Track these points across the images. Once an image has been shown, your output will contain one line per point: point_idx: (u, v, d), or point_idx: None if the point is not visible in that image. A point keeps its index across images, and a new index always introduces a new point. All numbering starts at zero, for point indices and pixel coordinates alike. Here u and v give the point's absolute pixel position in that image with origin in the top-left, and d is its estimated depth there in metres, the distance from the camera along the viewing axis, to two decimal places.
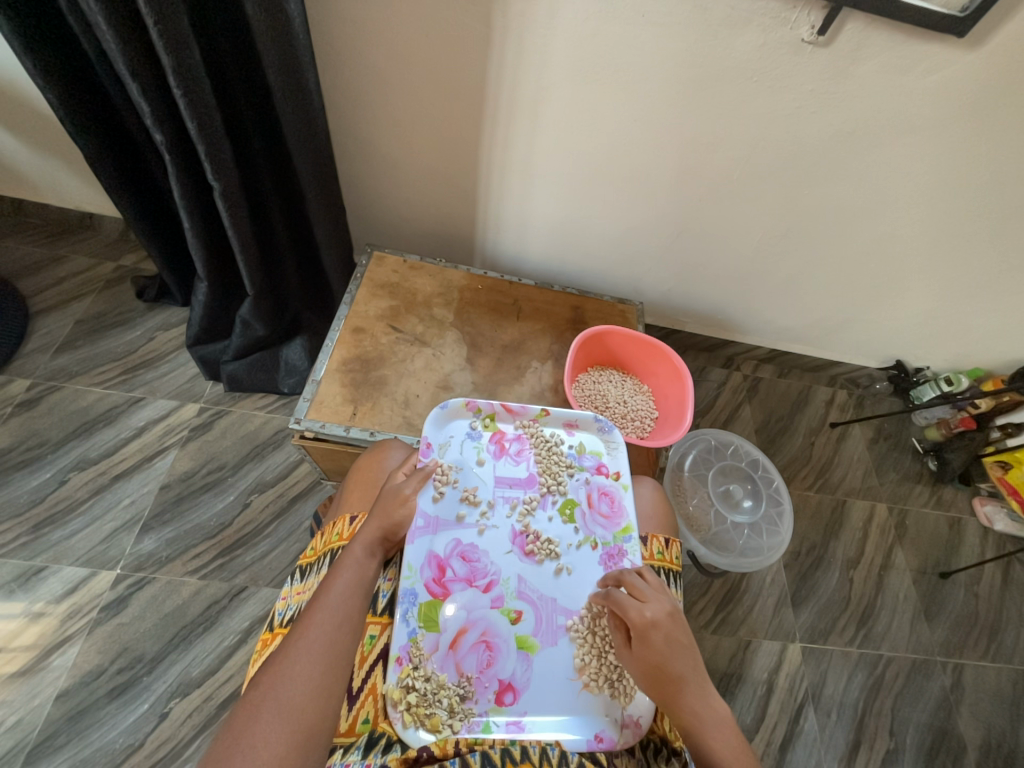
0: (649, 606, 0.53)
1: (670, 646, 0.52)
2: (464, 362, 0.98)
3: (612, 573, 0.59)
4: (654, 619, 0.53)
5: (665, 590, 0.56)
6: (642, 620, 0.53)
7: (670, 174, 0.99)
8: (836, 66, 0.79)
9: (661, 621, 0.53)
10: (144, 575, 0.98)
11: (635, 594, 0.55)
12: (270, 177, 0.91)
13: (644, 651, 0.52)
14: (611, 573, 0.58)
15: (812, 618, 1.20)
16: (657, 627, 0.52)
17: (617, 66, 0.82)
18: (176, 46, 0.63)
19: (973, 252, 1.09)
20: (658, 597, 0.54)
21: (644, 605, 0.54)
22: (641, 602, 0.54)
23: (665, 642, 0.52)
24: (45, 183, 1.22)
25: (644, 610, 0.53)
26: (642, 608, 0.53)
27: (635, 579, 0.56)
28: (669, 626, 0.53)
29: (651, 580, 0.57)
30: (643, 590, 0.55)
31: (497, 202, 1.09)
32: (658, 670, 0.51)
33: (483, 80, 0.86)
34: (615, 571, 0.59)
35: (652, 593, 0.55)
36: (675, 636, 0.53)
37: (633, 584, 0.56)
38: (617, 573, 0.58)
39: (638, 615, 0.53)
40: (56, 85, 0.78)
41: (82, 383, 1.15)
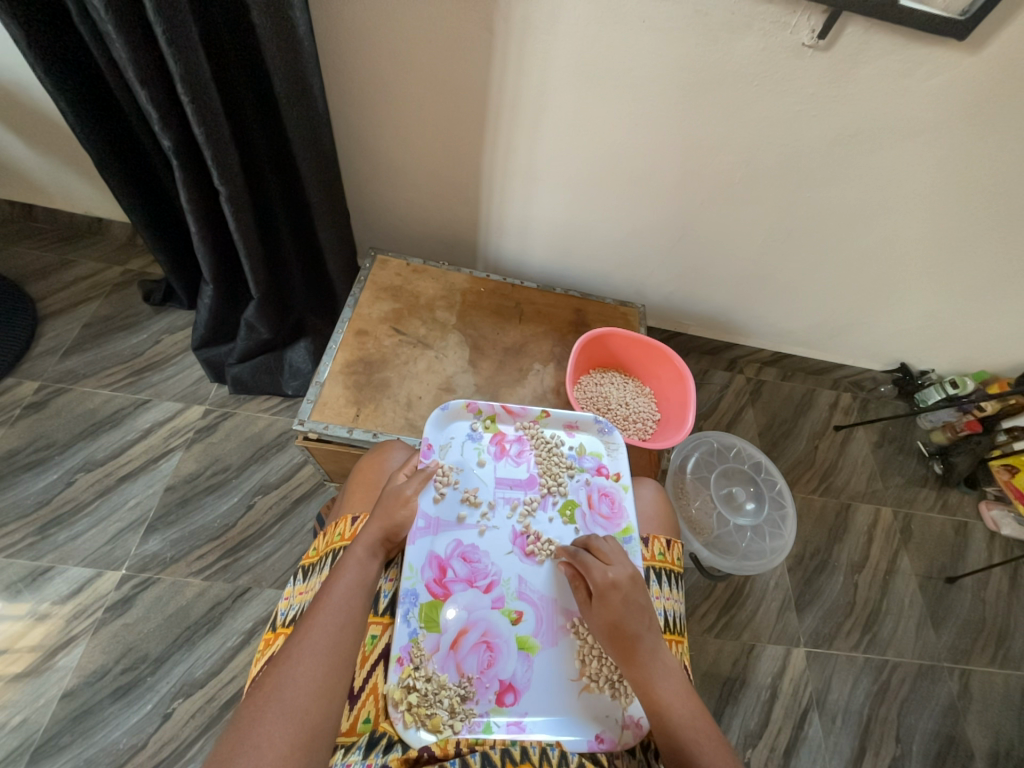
0: (611, 568, 0.55)
1: (628, 606, 0.53)
2: (466, 365, 0.98)
3: (582, 538, 0.61)
4: (615, 580, 0.54)
5: (630, 558, 0.57)
6: (603, 580, 0.54)
7: (671, 177, 1.00)
8: (836, 70, 0.79)
9: (621, 582, 0.54)
10: (148, 575, 0.99)
11: (600, 558, 0.57)
12: (275, 181, 0.92)
13: (603, 609, 0.53)
14: (582, 537, 0.61)
15: (817, 623, 1.19)
16: (618, 587, 0.53)
17: (618, 70, 0.83)
18: (184, 54, 0.64)
19: (977, 254, 1.08)
20: (622, 561, 0.56)
21: (607, 567, 0.55)
22: (605, 564, 0.56)
23: (624, 602, 0.53)
24: (55, 189, 1.24)
25: (606, 571, 0.54)
26: (605, 569, 0.55)
27: (602, 544, 0.58)
28: (629, 588, 0.54)
29: (616, 547, 0.58)
30: (608, 554, 0.57)
31: (499, 206, 1.10)
32: (615, 627, 0.52)
33: (486, 84, 0.86)
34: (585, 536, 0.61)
35: (616, 557, 0.56)
36: (635, 598, 0.53)
37: (600, 549, 0.58)
38: (586, 539, 0.60)
39: (600, 575, 0.54)
40: (67, 94, 0.79)
41: (89, 385, 1.16)
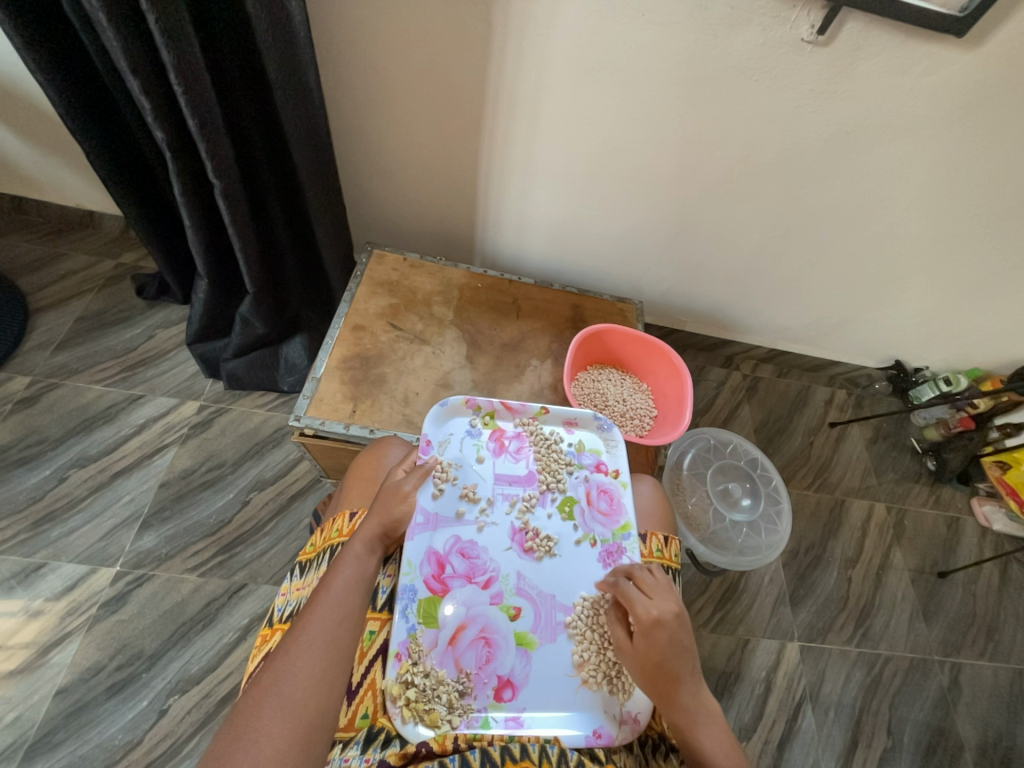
0: (655, 604, 0.54)
1: (671, 645, 0.52)
2: (463, 360, 0.98)
3: (624, 567, 0.59)
4: (660, 618, 0.53)
5: (674, 591, 0.56)
6: (648, 617, 0.53)
7: (670, 174, 1.00)
8: (834, 67, 0.79)
9: (666, 621, 0.53)
10: (143, 572, 0.98)
11: (643, 590, 0.56)
12: (271, 175, 0.91)
13: (645, 647, 0.52)
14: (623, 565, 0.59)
15: (811, 617, 1.20)
16: (662, 626, 0.53)
17: (617, 65, 0.82)
18: (176, 43, 0.63)
19: (972, 252, 1.09)
20: (667, 596, 0.55)
21: (651, 603, 0.54)
22: (648, 599, 0.55)
23: (668, 641, 0.52)
24: (46, 181, 1.22)
25: (650, 608, 0.53)
26: (648, 605, 0.54)
27: (646, 576, 0.56)
28: (674, 626, 0.53)
29: (661, 578, 0.57)
30: (652, 587, 0.56)
31: (497, 202, 1.09)
32: (658, 667, 0.52)
33: (483, 79, 0.86)
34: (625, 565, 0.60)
35: (661, 591, 0.55)
36: (678, 637, 0.53)
37: (644, 581, 0.56)
38: (628, 567, 0.59)
39: (643, 611, 0.53)
40: (56, 83, 0.78)
41: (81, 380, 1.15)
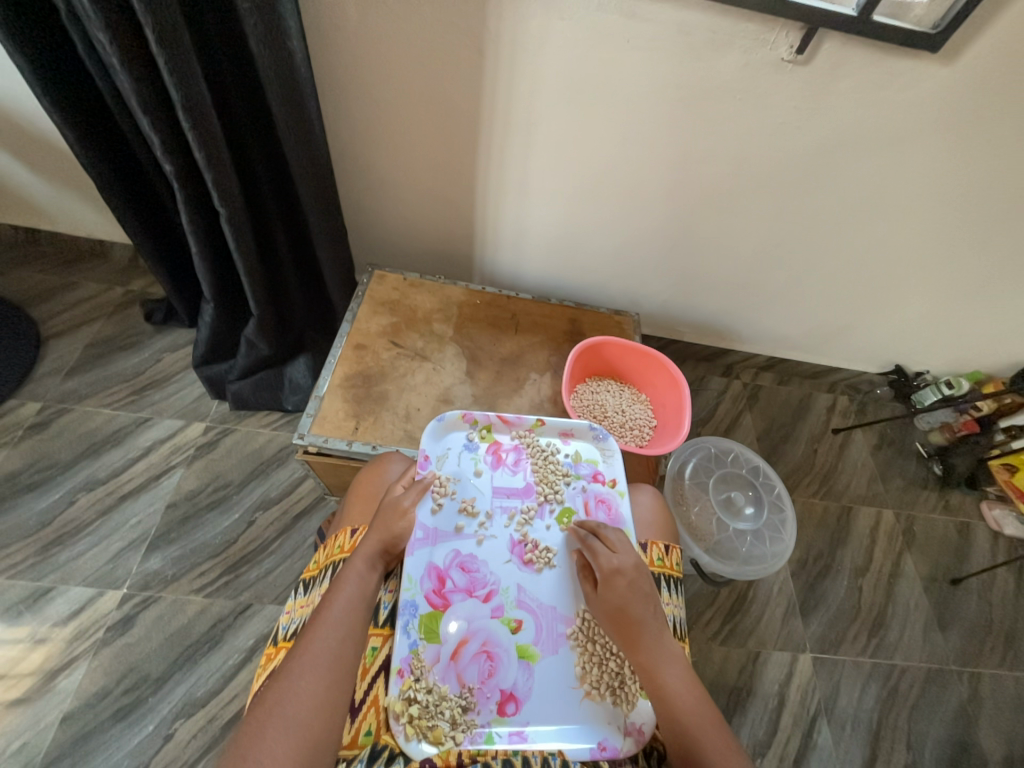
0: (617, 555, 0.57)
1: (632, 591, 0.55)
2: (463, 375, 0.99)
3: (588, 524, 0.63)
4: (620, 566, 0.56)
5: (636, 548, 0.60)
6: (609, 565, 0.56)
7: (660, 190, 1.03)
8: (816, 84, 0.82)
9: (626, 569, 0.56)
10: (150, 594, 0.99)
11: (607, 545, 0.59)
12: (275, 202, 0.94)
13: (608, 594, 0.55)
14: (587, 523, 0.63)
15: (823, 628, 1.18)
16: (622, 573, 0.56)
17: (605, 89, 0.85)
18: (184, 82, 0.67)
19: (965, 256, 1.10)
20: (628, 549, 0.58)
21: (614, 555, 0.58)
22: (611, 552, 0.58)
23: (629, 586, 0.55)
24: (59, 214, 1.27)
25: (613, 558, 0.57)
26: (610, 556, 0.57)
27: (609, 533, 0.60)
28: (634, 573, 0.56)
29: (625, 537, 0.61)
30: (615, 542, 0.59)
31: (494, 221, 1.12)
32: (621, 613, 0.54)
33: (477, 105, 0.89)
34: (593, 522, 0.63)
35: (623, 545, 0.59)
36: (639, 584, 0.56)
37: (606, 537, 0.60)
38: (594, 526, 0.62)
39: (606, 561, 0.57)
40: (70, 122, 0.82)
41: (91, 405, 1.17)
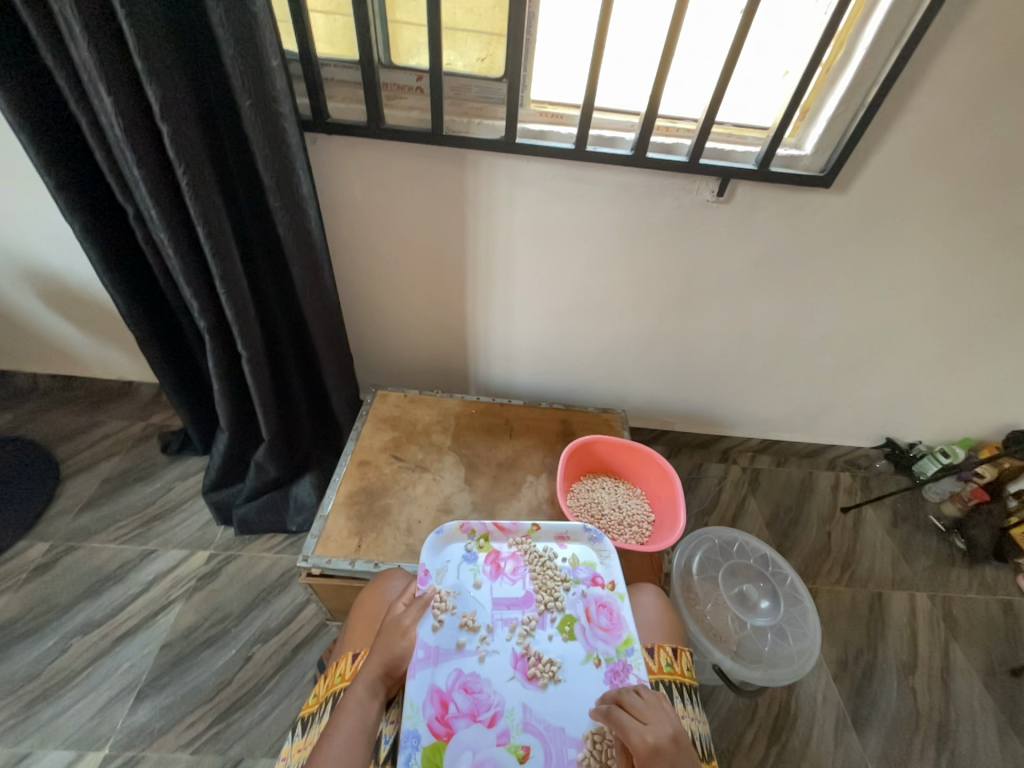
0: (649, 728, 0.51)
1: None
2: (462, 483, 1.03)
3: (610, 694, 0.57)
4: (657, 743, 0.50)
5: (665, 710, 0.54)
6: (644, 745, 0.50)
7: (628, 304, 1.17)
8: (740, 215, 0.99)
9: (664, 745, 0.50)
10: (133, 754, 0.91)
11: (635, 715, 0.53)
12: (290, 341, 1.07)
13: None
14: (607, 694, 0.57)
15: (882, 743, 1.05)
16: (662, 753, 0.49)
17: (569, 230, 1.03)
18: (224, 259, 0.82)
19: (915, 335, 1.21)
20: (660, 717, 0.52)
21: (645, 727, 0.51)
22: (642, 724, 0.52)
23: None
24: (96, 362, 1.42)
25: (645, 733, 0.51)
26: (643, 731, 0.51)
27: (634, 698, 0.55)
28: (674, 751, 0.50)
29: (650, 698, 0.55)
30: (644, 710, 0.53)
31: (485, 339, 1.25)
32: None
33: (463, 250, 1.06)
34: (614, 690, 0.58)
35: (653, 712, 0.53)
36: (682, 764, 0.49)
37: (632, 705, 0.54)
38: (616, 692, 0.57)
39: (639, 739, 0.50)
40: (123, 293, 0.98)
41: (98, 541, 1.19)
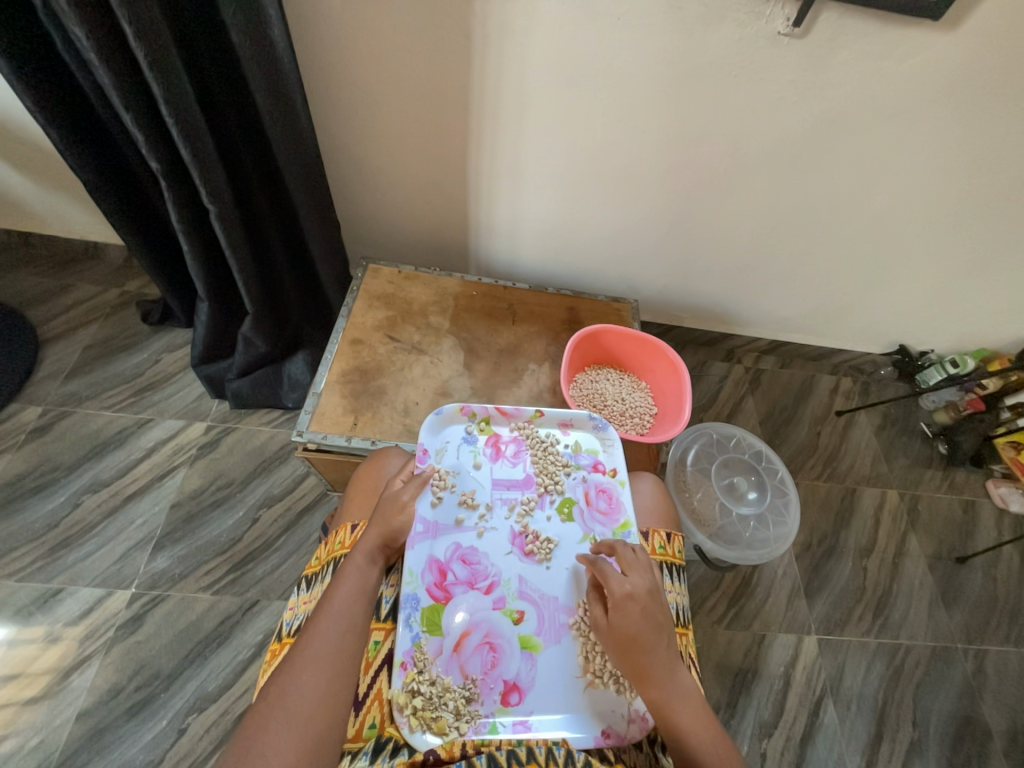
0: (629, 579, 0.54)
1: (645, 620, 0.52)
2: (461, 368, 0.99)
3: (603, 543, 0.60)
4: (633, 591, 0.53)
5: (647, 570, 0.56)
6: (621, 591, 0.53)
7: (656, 174, 1.01)
8: (814, 56, 0.80)
9: (639, 594, 0.53)
10: (158, 592, 1.00)
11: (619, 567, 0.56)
12: (264, 195, 0.93)
13: (620, 622, 0.52)
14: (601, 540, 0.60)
15: (827, 609, 1.18)
16: (636, 599, 0.53)
17: (600, 67, 0.83)
18: (165, 76, 0.65)
19: (967, 231, 1.08)
20: (642, 572, 0.55)
21: (625, 578, 0.54)
22: (623, 575, 0.55)
23: (641, 614, 0.52)
24: (50, 216, 1.26)
25: (624, 582, 0.54)
26: (622, 579, 0.54)
27: (623, 551, 0.57)
28: (647, 600, 0.53)
29: (640, 557, 0.57)
30: (630, 563, 0.56)
31: (488, 209, 1.10)
32: (630, 642, 0.51)
33: (467, 89, 0.87)
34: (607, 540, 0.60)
35: (637, 566, 0.56)
36: (653, 611, 0.53)
37: (621, 556, 0.57)
38: (610, 545, 0.59)
39: (617, 585, 0.54)
40: (56, 120, 0.80)
41: (91, 408, 1.17)
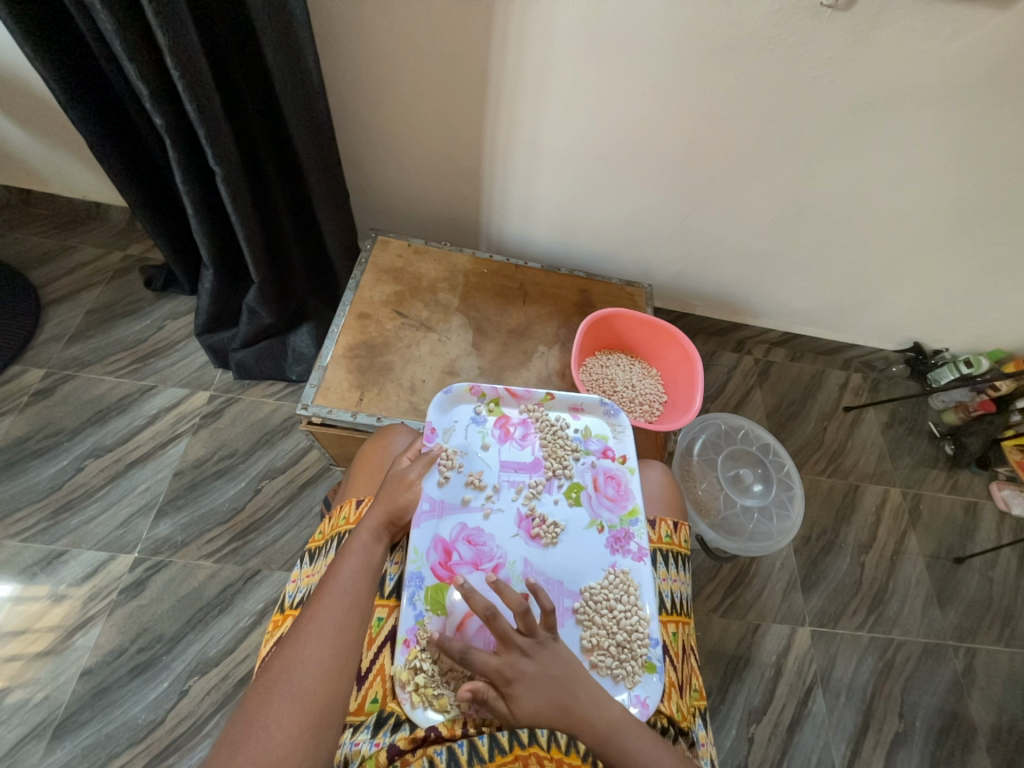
0: (504, 659, 0.47)
1: (540, 692, 0.46)
2: (470, 347, 0.97)
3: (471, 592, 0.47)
4: (513, 673, 0.47)
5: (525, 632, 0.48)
6: (501, 677, 0.47)
7: (679, 154, 0.97)
8: (856, 32, 0.75)
9: (521, 668, 0.47)
10: (161, 558, 1.00)
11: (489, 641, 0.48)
12: (272, 158, 0.90)
13: (516, 707, 0.46)
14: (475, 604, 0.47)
15: (823, 603, 1.19)
16: (520, 678, 0.47)
17: (629, 34, 0.79)
18: (172, 26, 0.61)
19: (997, 227, 1.05)
20: (517, 639, 0.48)
21: (500, 658, 0.47)
22: (495, 653, 0.48)
23: (533, 689, 0.46)
24: (52, 173, 1.22)
25: (500, 665, 0.47)
26: (498, 664, 0.47)
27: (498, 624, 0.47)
28: (533, 670, 0.47)
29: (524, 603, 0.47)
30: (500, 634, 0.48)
31: (501, 184, 1.07)
32: (538, 719, 0.46)
33: (487, 55, 0.83)
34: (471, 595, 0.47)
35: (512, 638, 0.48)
36: (543, 678, 0.47)
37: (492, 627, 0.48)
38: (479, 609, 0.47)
39: (494, 671, 0.47)
40: (57, 70, 0.77)
41: (94, 372, 1.16)
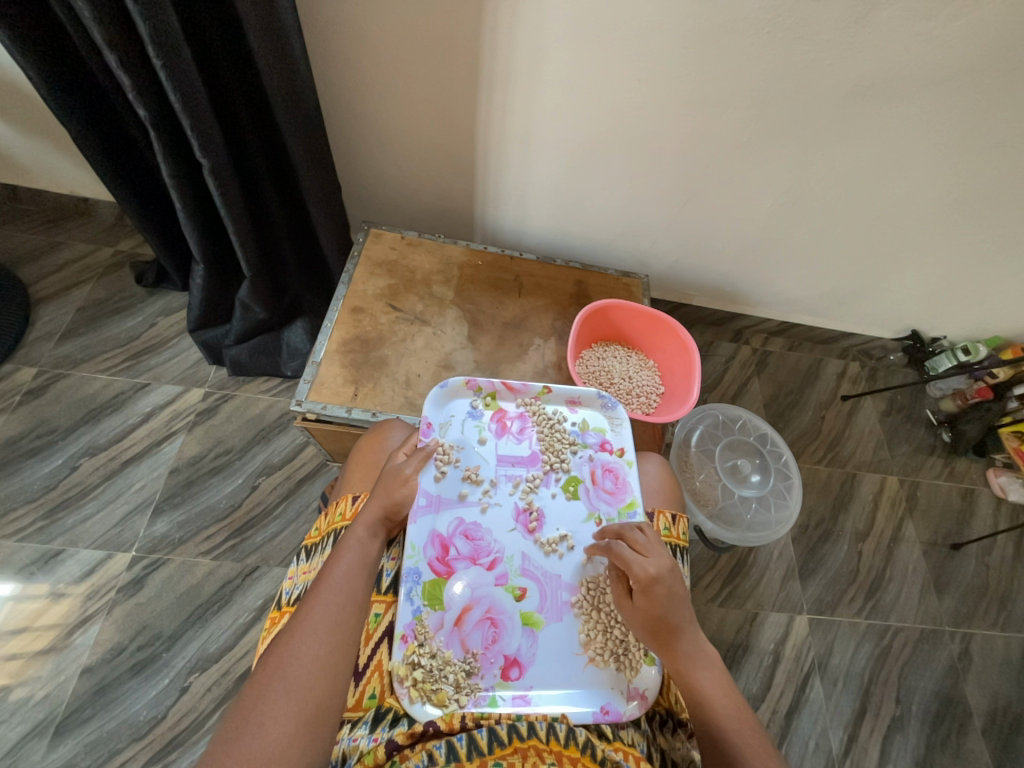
0: (651, 561, 0.53)
1: (670, 599, 0.52)
2: (465, 341, 0.96)
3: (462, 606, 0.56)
4: (657, 574, 0.53)
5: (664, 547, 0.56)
6: (644, 574, 0.53)
7: (675, 142, 0.96)
8: (855, 12, 0.74)
9: (662, 575, 0.53)
10: (158, 556, 1.00)
11: (635, 548, 0.56)
12: (259, 148, 0.88)
13: (647, 604, 0.52)
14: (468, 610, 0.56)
15: (820, 591, 1.20)
16: (660, 581, 0.52)
17: (623, 18, 0.77)
18: (152, 12, 0.59)
19: (994, 213, 1.04)
20: (658, 551, 0.55)
21: (645, 559, 0.54)
22: (642, 557, 0.54)
23: (666, 595, 0.52)
24: (37, 168, 1.20)
25: (646, 565, 0.53)
26: (644, 563, 0.53)
27: (636, 535, 0.56)
28: (670, 578, 0.53)
29: (651, 536, 0.57)
30: (644, 545, 0.56)
31: (496, 175, 1.05)
32: (658, 621, 0.52)
33: (478, 44, 0.81)
34: (614, 525, 0.59)
35: (652, 548, 0.55)
36: (675, 589, 0.53)
37: (634, 540, 0.56)
38: (619, 528, 0.58)
39: (640, 569, 0.53)
40: (36, 60, 0.74)
41: (87, 370, 1.15)
